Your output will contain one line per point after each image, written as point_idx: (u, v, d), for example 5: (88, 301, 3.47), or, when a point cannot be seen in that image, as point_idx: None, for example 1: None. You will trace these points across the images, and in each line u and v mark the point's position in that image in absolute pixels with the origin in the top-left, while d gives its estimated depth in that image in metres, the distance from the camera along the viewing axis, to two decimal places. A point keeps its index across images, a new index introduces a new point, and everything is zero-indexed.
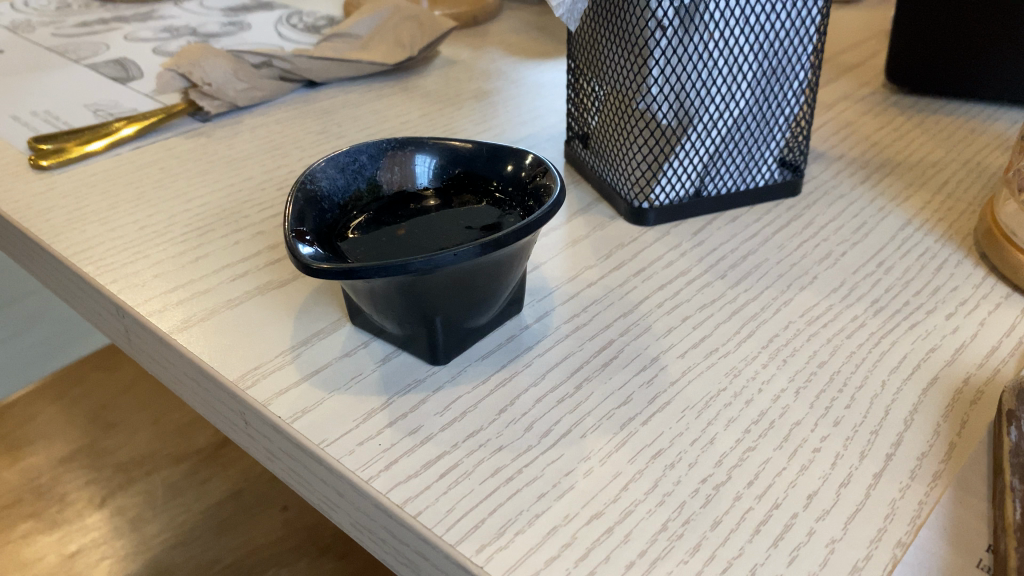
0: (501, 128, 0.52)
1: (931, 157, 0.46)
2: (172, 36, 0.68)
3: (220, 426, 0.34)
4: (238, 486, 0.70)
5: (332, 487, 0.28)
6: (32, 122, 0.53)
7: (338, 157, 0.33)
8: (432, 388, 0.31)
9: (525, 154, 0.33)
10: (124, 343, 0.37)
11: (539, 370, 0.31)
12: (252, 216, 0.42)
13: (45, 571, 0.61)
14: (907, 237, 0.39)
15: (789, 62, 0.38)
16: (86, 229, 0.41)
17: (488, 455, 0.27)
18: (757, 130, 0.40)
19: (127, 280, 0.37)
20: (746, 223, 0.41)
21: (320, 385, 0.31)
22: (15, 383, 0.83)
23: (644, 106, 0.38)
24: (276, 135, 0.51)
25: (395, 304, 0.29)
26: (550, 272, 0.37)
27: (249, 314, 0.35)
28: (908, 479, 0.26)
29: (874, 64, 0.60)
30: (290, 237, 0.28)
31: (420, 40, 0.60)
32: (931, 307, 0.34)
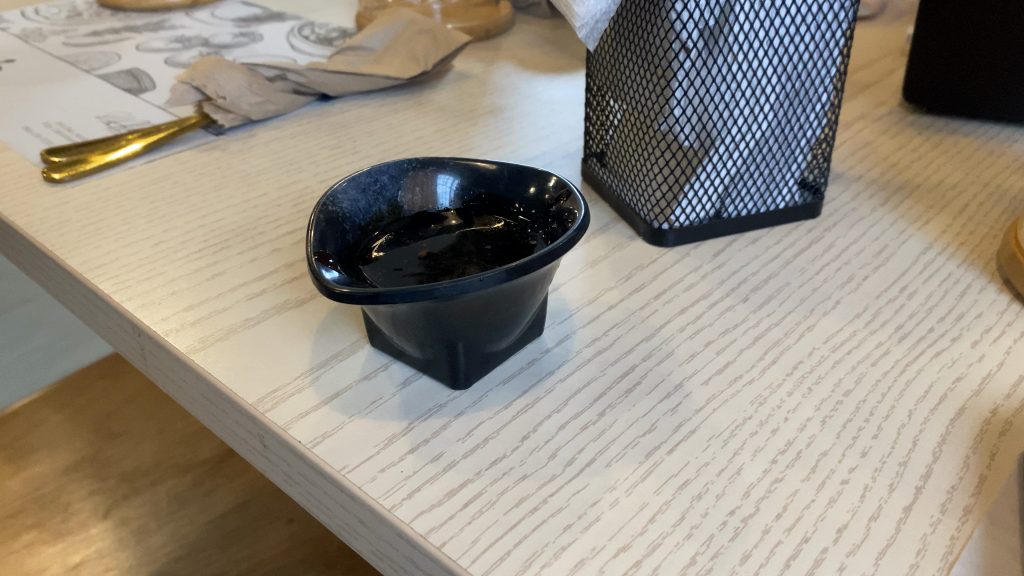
0: (517, 144, 0.51)
1: (950, 178, 0.46)
2: (184, 47, 0.68)
3: (236, 447, 0.34)
4: (244, 498, 0.69)
5: (353, 515, 0.28)
6: (45, 134, 0.53)
7: (358, 178, 0.33)
8: (454, 413, 0.30)
9: (548, 176, 0.33)
10: (138, 360, 0.37)
11: (562, 395, 0.31)
12: (268, 232, 0.42)
13: None
14: (929, 261, 0.39)
15: (812, 85, 0.38)
16: (99, 245, 0.41)
17: (512, 483, 0.27)
18: (778, 151, 0.39)
19: (143, 298, 0.36)
20: (767, 245, 0.40)
21: (340, 409, 0.31)
22: (20, 390, 0.83)
23: (666, 128, 0.38)
24: (291, 150, 0.51)
25: (417, 327, 0.29)
26: (570, 294, 0.37)
27: (267, 333, 0.34)
28: (939, 514, 0.26)
29: (890, 83, 0.60)
30: (313, 260, 0.28)
31: (434, 53, 0.60)
32: (956, 334, 0.34)
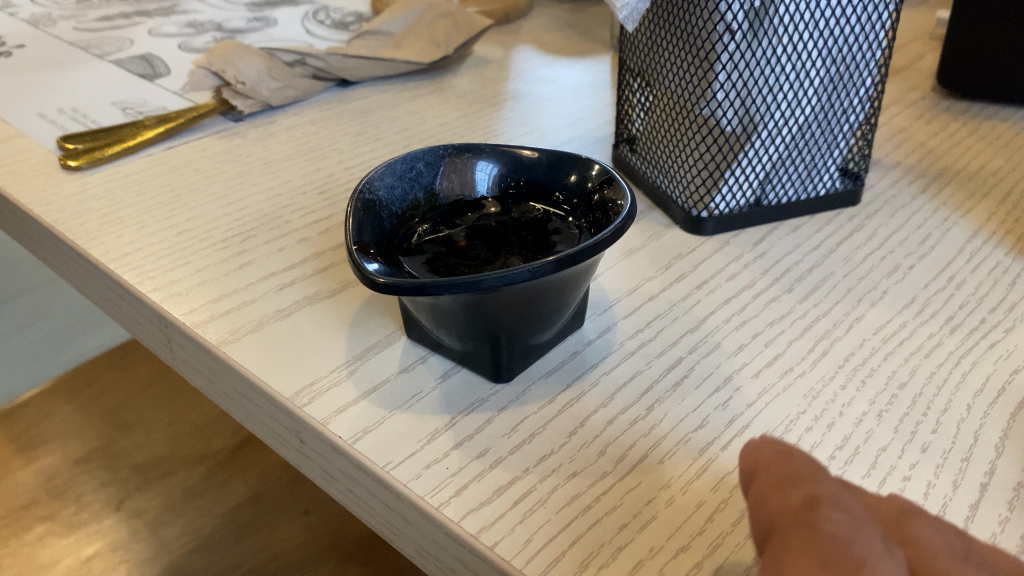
0: (544, 130, 0.50)
1: (990, 165, 0.45)
2: (197, 32, 0.67)
3: (270, 443, 0.33)
4: (258, 490, 0.69)
5: (397, 513, 0.27)
6: (60, 121, 0.52)
7: (395, 164, 0.32)
8: (497, 407, 0.29)
9: (590, 163, 0.32)
10: (165, 353, 0.36)
11: (608, 390, 0.30)
12: (295, 220, 0.41)
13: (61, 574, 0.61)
14: (976, 250, 0.37)
15: (856, 69, 0.37)
16: (122, 235, 0.40)
17: (562, 481, 0.26)
18: (821, 137, 0.38)
19: (170, 289, 0.36)
20: (808, 233, 0.39)
21: (379, 402, 0.30)
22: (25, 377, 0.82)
23: (708, 112, 0.37)
24: (313, 136, 0.50)
25: (459, 320, 0.28)
26: (608, 284, 0.36)
27: (300, 324, 0.34)
28: (1007, 511, 0.25)
29: (920, 67, 0.59)
30: (354, 251, 0.27)
31: (455, 37, 0.58)
32: (1008, 324, 0.33)
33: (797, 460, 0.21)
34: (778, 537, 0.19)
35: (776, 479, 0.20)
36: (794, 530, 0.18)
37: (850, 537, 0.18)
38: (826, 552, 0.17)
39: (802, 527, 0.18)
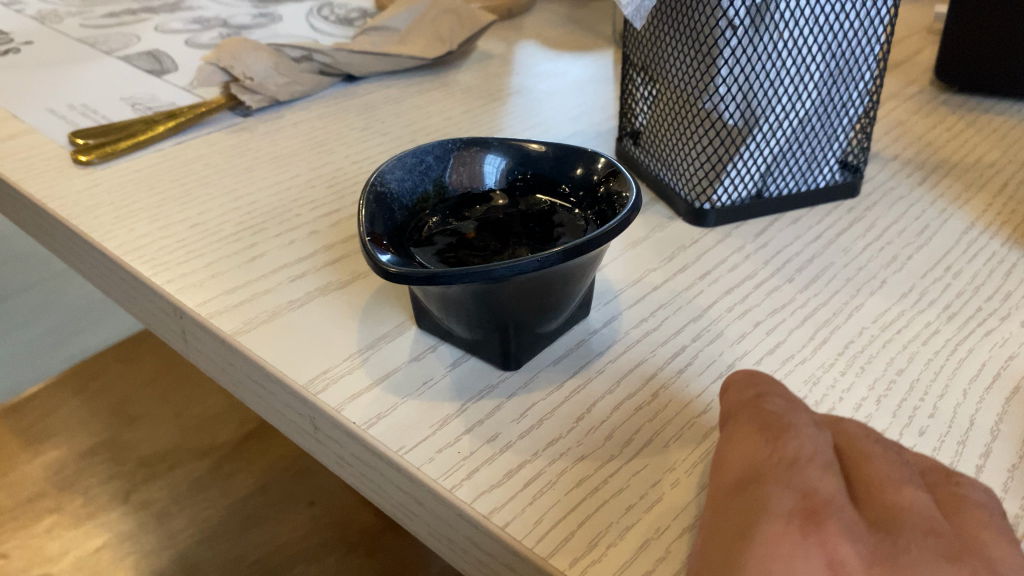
0: (548, 124, 0.51)
1: (987, 157, 0.46)
2: (203, 28, 0.67)
3: (283, 430, 0.34)
4: (264, 482, 0.70)
5: (410, 495, 0.28)
6: (71, 117, 0.52)
7: (405, 158, 0.33)
8: (506, 394, 0.30)
9: (595, 156, 0.32)
10: (179, 343, 0.37)
11: (613, 377, 0.31)
12: (305, 214, 0.42)
13: (70, 564, 0.61)
14: (972, 241, 0.38)
15: (856, 63, 0.38)
16: (134, 229, 0.40)
17: (570, 464, 0.27)
18: (821, 130, 0.39)
19: (184, 281, 0.36)
20: (808, 225, 0.40)
21: (391, 390, 0.30)
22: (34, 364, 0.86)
23: (710, 106, 0.38)
24: (320, 131, 0.50)
25: (468, 309, 0.29)
26: (613, 275, 0.37)
27: (313, 314, 0.34)
28: (1001, 493, 0.25)
29: (918, 61, 0.60)
30: (367, 242, 0.28)
31: (459, 33, 0.59)
32: (1004, 313, 0.33)
33: (758, 373, 0.27)
34: (732, 418, 0.25)
35: (742, 385, 0.26)
36: (743, 411, 0.24)
37: (784, 416, 0.23)
38: (762, 420, 0.23)
39: (748, 412, 0.24)
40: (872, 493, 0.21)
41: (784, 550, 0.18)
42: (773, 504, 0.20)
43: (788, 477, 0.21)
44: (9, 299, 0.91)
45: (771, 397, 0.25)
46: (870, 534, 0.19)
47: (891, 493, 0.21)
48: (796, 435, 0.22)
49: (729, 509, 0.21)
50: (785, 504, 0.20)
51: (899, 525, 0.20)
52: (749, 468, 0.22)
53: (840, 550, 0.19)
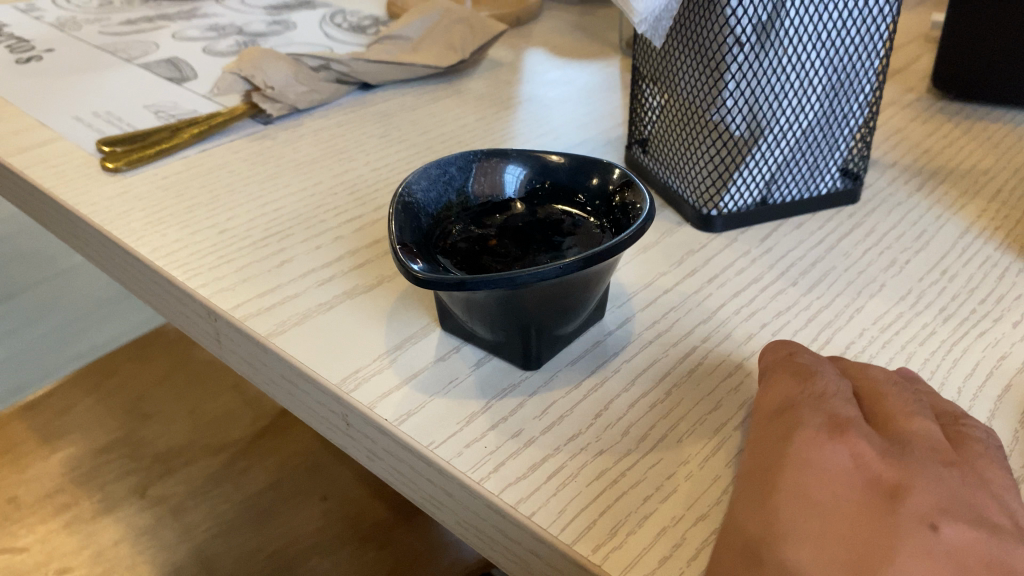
0: (559, 132, 0.53)
1: (982, 164, 0.47)
2: (219, 35, 0.69)
3: (315, 426, 0.35)
4: (278, 477, 0.70)
5: (439, 488, 0.30)
6: (96, 124, 0.54)
7: (430, 170, 0.34)
8: (528, 392, 0.32)
9: (610, 167, 0.34)
10: (213, 345, 0.39)
11: (628, 376, 0.33)
12: (330, 220, 0.43)
13: (91, 557, 0.63)
14: (967, 245, 0.40)
15: (856, 77, 0.39)
16: (166, 235, 0.42)
17: (590, 458, 0.29)
18: (822, 140, 0.41)
19: (217, 285, 0.38)
20: (811, 230, 0.42)
21: (419, 389, 0.32)
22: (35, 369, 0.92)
23: (717, 118, 0.39)
24: (339, 138, 0.52)
25: (493, 313, 0.31)
26: (625, 279, 0.39)
27: (342, 317, 0.36)
28: None
29: (916, 69, 0.62)
30: (399, 251, 0.30)
31: (471, 42, 0.61)
32: (996, 314, 0.35)
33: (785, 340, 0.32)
34: (768, 372, 0.30)
35: (774, 348, 0.31)
36: (778, 363, 0.29)
37: (815, 365, 0.29)
38: (795, 370, 0.28)
39: (782, 363, 0.29)
40: (887, 415, 0.26)
41: (814, 455, 0.24)
42: (805, 421, 0.25)
43: (818, 407, 0.26)
44: (12, 300, 0.99)
45: (799, 350, 0.30)
46: (883, 443, 0.25)
47: (903, 416, 0.26)
48: (823, 376, 0.28)
49: (772, 433, 0.26)
50: (818, 424, 0.25)
51: (908, 436, 0.25)
52: (784, 402, 0.27)
53: (860, 456, 0.24)
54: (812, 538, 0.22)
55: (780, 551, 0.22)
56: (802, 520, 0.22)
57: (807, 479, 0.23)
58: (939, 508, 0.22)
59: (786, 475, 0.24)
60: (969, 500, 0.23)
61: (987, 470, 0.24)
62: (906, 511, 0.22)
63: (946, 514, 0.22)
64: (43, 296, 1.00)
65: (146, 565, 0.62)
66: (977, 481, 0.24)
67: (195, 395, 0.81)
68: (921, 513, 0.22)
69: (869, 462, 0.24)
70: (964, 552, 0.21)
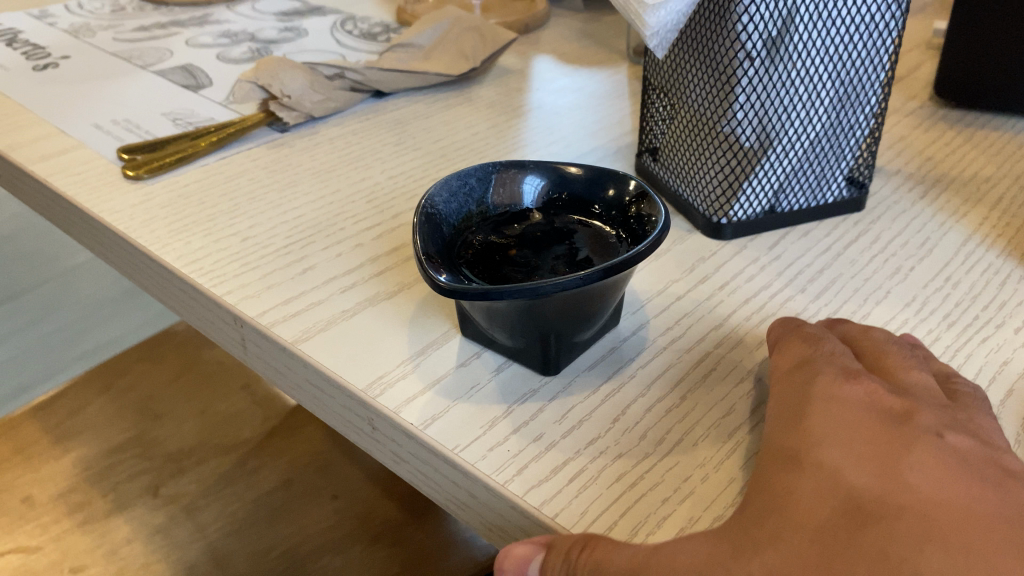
0: (570, 139, 0.54)
1: (984, 172, 0.49)
2: (233, 42, 0.70)
3: (340, 429, 0.37)
4: (289, 476, 0.70)
5: (464, 489, 0.31)
6: (116, 132, 0.55)
7: (451, 181, 0.35)
8: (548, 397, 0.33)
9: (626, 179, 0.35)
10: (239, 350, 0.40)
11: (644, 381, 0.34)
12: (350, 228, 0.44)
13: (106, 554, 0.64)
14: (970, 252, 0.41)
15: (862, 90, 0.41)
16: (190, 242, 0.43)
17: (610, 461, 0.30)
18: (829, 150, 0.42)
19: (242, 292, 0.39)
20: (817, 238, 0.43)
21: (442, 394, 0.33)
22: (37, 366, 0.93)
23: (728, 130, 0.40)
24: (355, 146, 0.53)
25: (514, 322, 0.32)
26: (638, 286, 0.40)
27: (365, 323, 0.37)
28: None
29: (918, 77, 0.63)
30: (424, 262, 0.31)
31: (482, 50, 0.62)
32: (999, 321, 0.36)
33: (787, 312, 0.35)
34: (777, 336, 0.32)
35: (780, 317, 0.34)
36: (788, 327, 0.32)
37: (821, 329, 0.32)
38: (804, 331, 0.31)
39: (790, 327, 0.32)
40: (889, 361, 0.29)
41: (836, 392, 0.27)
42: (821, 368, 0.28)
43: (831, 358, 0.29)
44: (18, 300, 1.00)
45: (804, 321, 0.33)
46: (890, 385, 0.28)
47: (903, 360, 0.29)
48: (828, 335, 0.31)
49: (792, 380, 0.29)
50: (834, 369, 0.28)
51: (909, 377, 0.28)
52: (800, 356, 0.30)
53: (875, 391, 0.27)
54: (843, 447, 0.24)
55: (817, 457, 0.24)
56: (832, 435, 0.25)
57: (833, 412, 0.26)
58: (943, 426, 0.25)
59: (813, 404, 0.26)
60: (968, 422, 0.26)
61: (977, 406, 0.28)
62: (918, 426, 0.25)
63: (950, 428, 0.25)
64: (47, 295, 1.02)
65: (159, 562, 0.63)
66: (971, 413, 0.27)
67: (208, 397, 0.81)
68: (929, 426, 0.25)
69: (882, 394, 0.27)
70: (969, 453, 0.24)
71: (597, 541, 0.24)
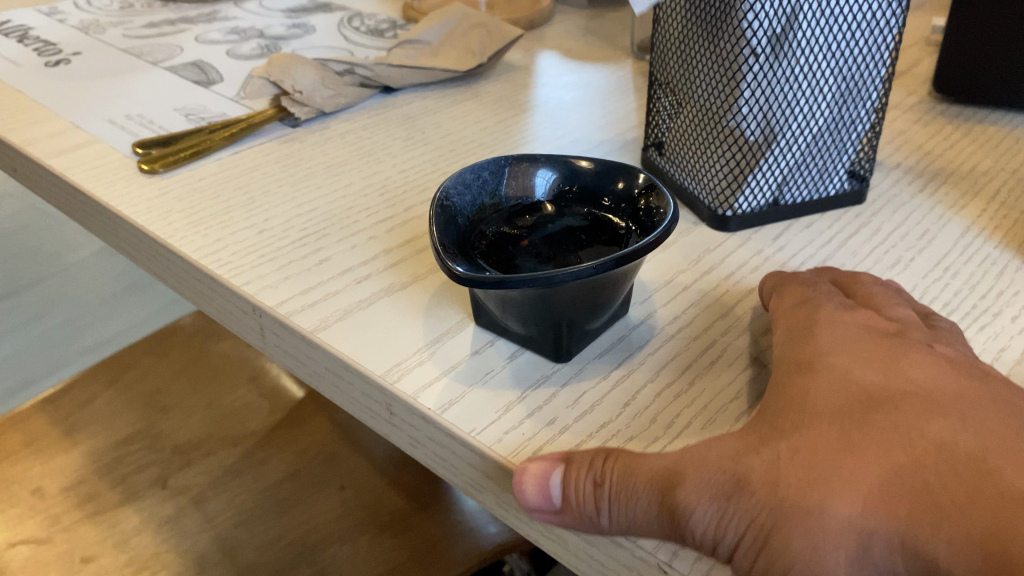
0: (576, 134, 0.55)
1: (982, 166, 0.50)
2: (241, 38, 0.71)
3: (358, 415, 0.38)
4: (296, 467, 0.71)
5: (481, 471, 0.32)
6: (129, 127, 0.56)
7: (465, 175, 0.37)
8: (560, 383, 0.34)
9: (635, 172, 0.37)
10: (257, 340, 0.41)
11: (653, 367, 0.35)
12: (363, 221, 0.46)
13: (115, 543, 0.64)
14: (968, 244, 0.43)
15: (863, 85, 0.42)
16: (207, 235, 0.44)
17: (622, 444, 0.31)
18: (831, 144, 0.43)
19: (260, 283, 0.40)
20: (819, 229, 0.44)
21: (458, 380, 0.35)
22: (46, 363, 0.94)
23: (733, 125, 0.42)
24: (365, 141, 0.54)
25: (528, 310, 0.33)
26: (646, 276, 0.41)
27: (381, 313, 0.38)
28: None
29: (917, 72, 0.64)
30: (441, 251, 0.32)
31: (488, 47, 0.63)
32: (996, 309, 0.38)
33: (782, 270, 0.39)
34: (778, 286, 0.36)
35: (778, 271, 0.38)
36: (788, 277, 0.36)
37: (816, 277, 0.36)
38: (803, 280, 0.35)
39: (790, 277, 0.36)
40: (877, 299, 0.34)
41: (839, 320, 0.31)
42: (822, 304, 0.32)
43: (829, 297, 0.33)
44: (24, 294, 1.01)
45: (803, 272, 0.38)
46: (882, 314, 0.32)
47: (888, 297, 0.34)
48: (822, 282, 0.35)
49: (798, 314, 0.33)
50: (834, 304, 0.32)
51: (896, 308, 0.33)
52: (802, 296, 0.34)
53: (871, 319, 0.31)
54: (850, 355, 0.28)
55: (827, 364, 0.28)
56: (837, 347, 0.29)
57: (838, 332, 0.30)
58: (929, 342, 0.30)
59: (819, 326, 0.31)
60: (949, 341, 0.31)
61: (953, 331, 0.32)
62: (908, 341, 0.29)
63: (934, 345, 0.30)
64: (52, 290, 1.02)
65: (169, 552, 0.63)
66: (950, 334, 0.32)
67: (215, 389, 0.82)
68: (919, 341, 0.29)
69: (875, 321, 0.31)
70: (953, 357, 0.29)
71: (618, 452, 0.26)
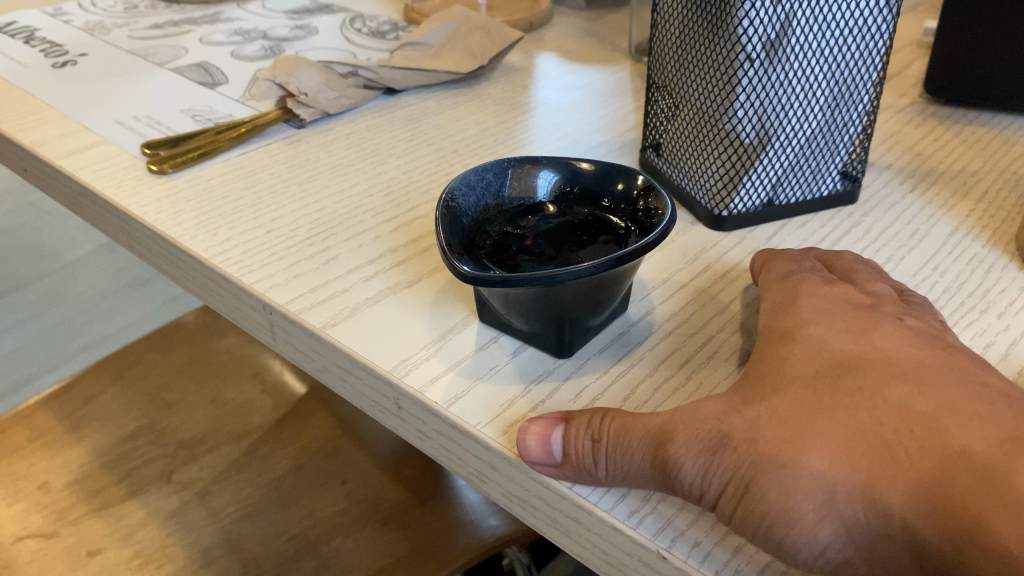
0: (575, 134, 0.56)
1: (971, 166, 0.51)
2: (246, 40, 0.72)
3: (366, 409, 0.39)
4: (300, 461, 0.71)
5: (486, 462, 0.33)
6: (137, 128, 0.57)
7: (470, 177, 0.38)
8: (562, 377, 0.36)
9: (634, 174, 0.38)
10: (268, 337, 0.42)
11: (652, 363, 0.36)
12: (369, 221, 0.47)
13: (122, 536, 0.65)
14: (957, 243, 0.44)
15: (855, 89, 0.43)
16: (217, 234, 0.45)
17: None
18: (824, 146, 0.45)
19: (270, 281, 0.41)
20: (812, 229, 0.46)
21: (464, 374, 0.36)
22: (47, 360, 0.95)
23: (729, 127, 0.43)
24: (369, 142, 0.56)
25: (531, 308, 0.34)
26: (644, 274, 0.42)
27: (388, 310, 0.40)
28: None
29: (909, 74, 0.65)
30: (448, 251, 0.33)
31: (489, 49, 0.65)
32: (982, 307, 0.39)
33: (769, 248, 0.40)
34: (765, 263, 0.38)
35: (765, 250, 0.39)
36: (773, 255, 0.38)
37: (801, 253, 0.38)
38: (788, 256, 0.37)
39: (776, 255, 0.38)
40: (857, 274, 0.35)
41: (817, 292, 0.33)
42: (804, 279, 0.34)
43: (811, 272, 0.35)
44: (28, 292, 1.02)
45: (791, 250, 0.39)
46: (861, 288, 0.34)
47: (869, 273, 0.36)
48: (806, 257, 0.37)
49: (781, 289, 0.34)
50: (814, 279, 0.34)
51: (876, 283, 0.35)
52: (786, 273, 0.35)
53: (848, 292, 0.33)
54: (828, 325, 0.30)
55: (805, 333, 0.30)
56: (816, 318, 0.31)
57: (816, 304, 0.32)
58: (902, 314, 0.32)
59: (799, 298, 0.32)
60: (924, 315, 0.33)
61: (930, 307, 0.34)
62: (882, 313, 0.31)
63: (908, 317, 0.31)
64: (55, 287, 1.03)
65: (175, 545, 0.64)
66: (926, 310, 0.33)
67: (217, 384, 0.83)
68: (894, 314, 0.31)
69: (853, 293, 0.33)
70: (923, 328, 0.30)
71: (615, 412, 0.28)
